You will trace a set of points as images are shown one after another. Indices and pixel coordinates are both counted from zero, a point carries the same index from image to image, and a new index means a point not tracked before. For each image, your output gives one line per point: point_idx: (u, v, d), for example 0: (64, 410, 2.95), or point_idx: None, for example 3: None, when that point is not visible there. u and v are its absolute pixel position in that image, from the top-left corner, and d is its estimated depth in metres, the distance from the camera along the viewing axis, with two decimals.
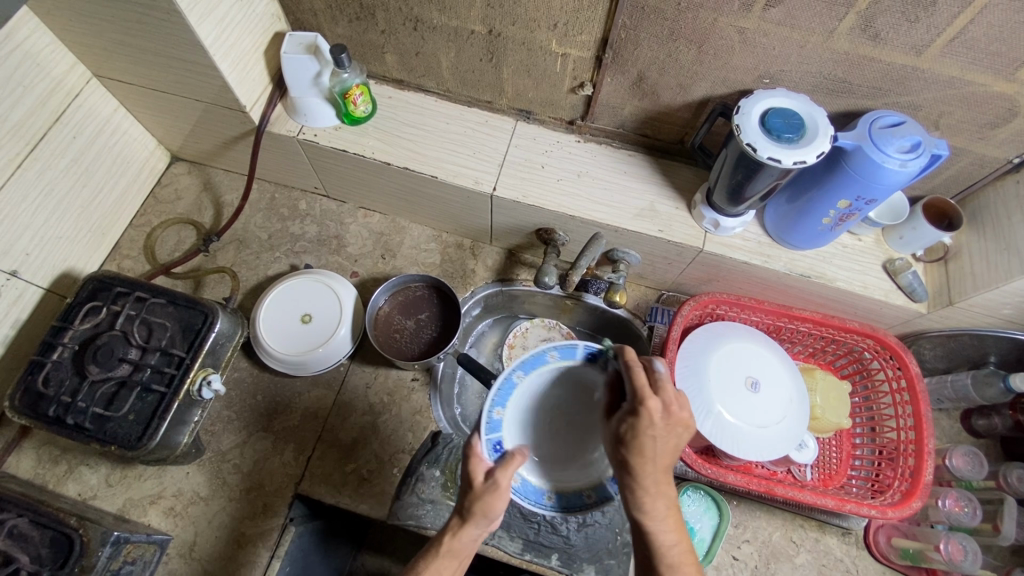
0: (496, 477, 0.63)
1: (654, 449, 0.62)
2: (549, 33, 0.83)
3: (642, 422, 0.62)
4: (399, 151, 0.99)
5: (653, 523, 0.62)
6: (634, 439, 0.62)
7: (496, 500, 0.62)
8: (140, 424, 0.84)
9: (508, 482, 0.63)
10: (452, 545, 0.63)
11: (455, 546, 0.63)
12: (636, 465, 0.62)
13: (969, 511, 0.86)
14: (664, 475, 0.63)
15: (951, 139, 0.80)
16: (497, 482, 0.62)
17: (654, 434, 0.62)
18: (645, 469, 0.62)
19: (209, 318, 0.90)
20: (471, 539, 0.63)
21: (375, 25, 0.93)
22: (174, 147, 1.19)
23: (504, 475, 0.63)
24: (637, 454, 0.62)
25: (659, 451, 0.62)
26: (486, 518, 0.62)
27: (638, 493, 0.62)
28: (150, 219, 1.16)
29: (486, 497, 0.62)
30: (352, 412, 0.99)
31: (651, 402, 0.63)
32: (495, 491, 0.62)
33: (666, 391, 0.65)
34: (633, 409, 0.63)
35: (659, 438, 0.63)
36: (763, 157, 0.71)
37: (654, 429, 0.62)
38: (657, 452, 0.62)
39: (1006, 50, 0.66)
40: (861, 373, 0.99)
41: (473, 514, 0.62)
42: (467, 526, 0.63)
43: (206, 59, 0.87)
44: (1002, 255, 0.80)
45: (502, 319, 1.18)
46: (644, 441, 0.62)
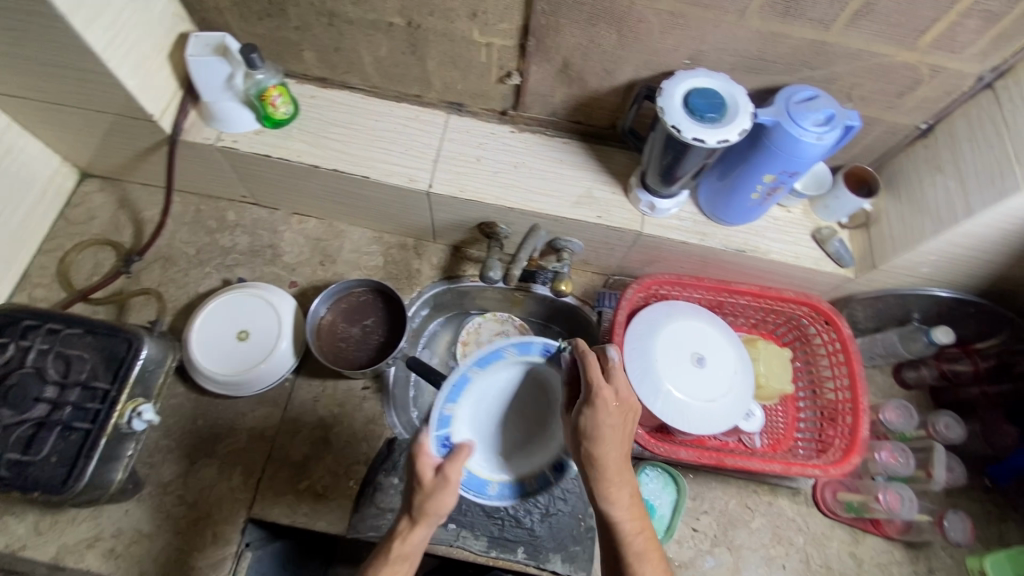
0: (445, 472, 0.64)
1: (610, 436, 0.68)
2: (469, 23, 0.81)
3: (594, 414, 0.68)
4: (327, 152, 0.95)
5: (613, 512, 0.68)
6: (589, 426, 0.68)
7: (445, 498, 0.64)
8: (64, 465, 0.78)
9: (457, 476, 0.64)
10: (406, 549, 0.64)
11: (405, 549, 0.63)
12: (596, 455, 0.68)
13: (902, 461, 0.91)
14: (625, 463, 0.69)
15: (864, 109, 0.83)
16: (447, 477, 0.63)
17: (608, 420, 0.68)
18: (604, 457, 0.68)
19: (134, 345, 0.84)
20: (420, 539, 0.64)
21: (288, 21, 0.88)
22: (82, 163, 1.09)
23: (454, 469, 0.64)
24: (594, 442, 0.68)
25: (613, 434, 0.68)
26: (431, 516, 0.63)
27: (603, 488, 0.67)
28: (62, 243, 1.07)
29: (438, 493, 0.63)
30: (301, 427, 0.96)
31: (604, 391, 0.68)
32: (445, 488, 0.63)
33: (613, 376, 0.71)
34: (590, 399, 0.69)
35: (620, 427, 0.69)
36: (687, 138, 0.72)
37: (607, 414, 0.68)
38: (613, 440, 0.68)
39: (905, 21, 0.69)
40: (800, 339, 1.03)
41: (424, 514, 0.63)
42: (417, 527, 0.64)
43: (100, 67, 0.81)
44: (915, 218, 0.83)
45: (453, 316, 1.16)
46: (604, 428, 0.68)
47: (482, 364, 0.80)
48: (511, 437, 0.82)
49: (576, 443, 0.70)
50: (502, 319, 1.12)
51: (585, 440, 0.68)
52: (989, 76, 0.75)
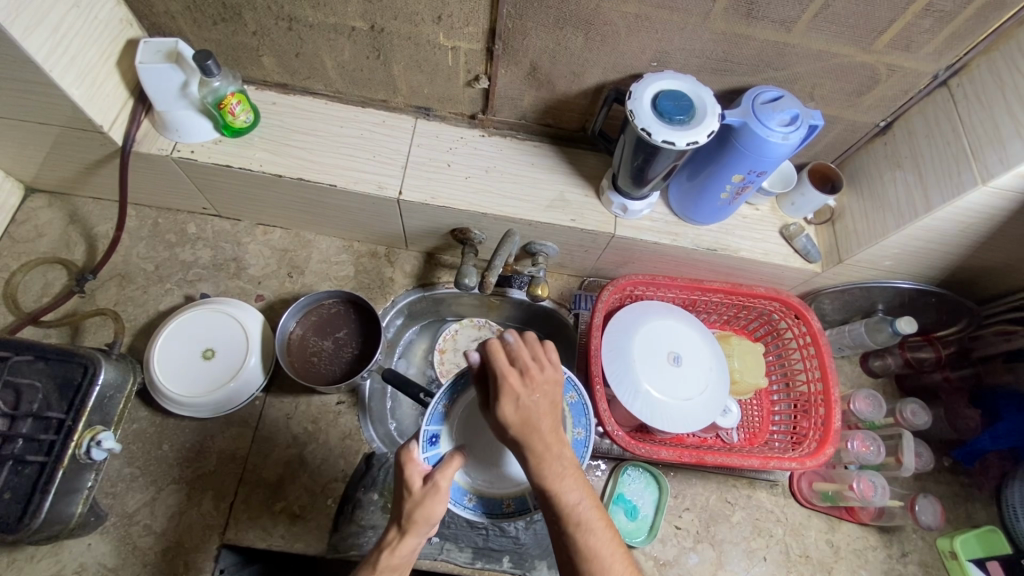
0: (436, 479, 0.64)
1: (537, 416, 0.62)
2: (434, 27, 0.79)
3: (507, 401, 0.62)
4: (291, 161, 0.92)
5: (565, 497, 0.61)
6: (509, 414, 0.61)
7: (432, 506, 0.62)
8: (20, 502, 0.73)
9: (448, 483, 0.64)
10: (395, 561, 0.60)
11: (393, 559, 0.60)
12: (524, 443, 0.61)
13: (874, 450, 0.94)
14: (558, 442, 0.62)
15: (825, 108, 0.85)
16: (438, 484, 0.63)
17: (524, 402, 0.62)
18: (532, 442, 0.61)
19: (90, 370, 0.79)
20: (410, 551, 0.61)
21: (244, 25, 0.84)
22: (26, 177, 1.03)
23: (445, 477, 0.64)
24: (518, 429, 0.61)
25: (533, 415, 0.62)
26: (422, 524, 0.62)
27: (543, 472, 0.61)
28: (7, 263, 1.01)
29: (427, 501, 0.62)
30: (274, 446, 0.92)
31: (510, 373, 0.63)
32: (437, 494, 0.63)
33: (522, 358, 0.65)
34: (501, 385, 0.63)
35: (542, 404, 0.63)
36: (657, 141, 0.72)
37: (519, 398, 0.62)
38: (540, 422, 0.62)
39: (863, 22, 0.70)
40: (772, 333, 1.05)
41: (413, 522, 0.61)
42: (406, 536, 0.61)
43: (42, 77, 0.76)
44: (877, 213, 0.86)
45: (428, 324, 1.14)
46: (518, 414, 0.62)
47: (456, 486, 0.79)
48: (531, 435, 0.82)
49: (499, 436, 0.63)
50: (480, 325, 1.12)
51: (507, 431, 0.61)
52: (944, 74, 0.77)
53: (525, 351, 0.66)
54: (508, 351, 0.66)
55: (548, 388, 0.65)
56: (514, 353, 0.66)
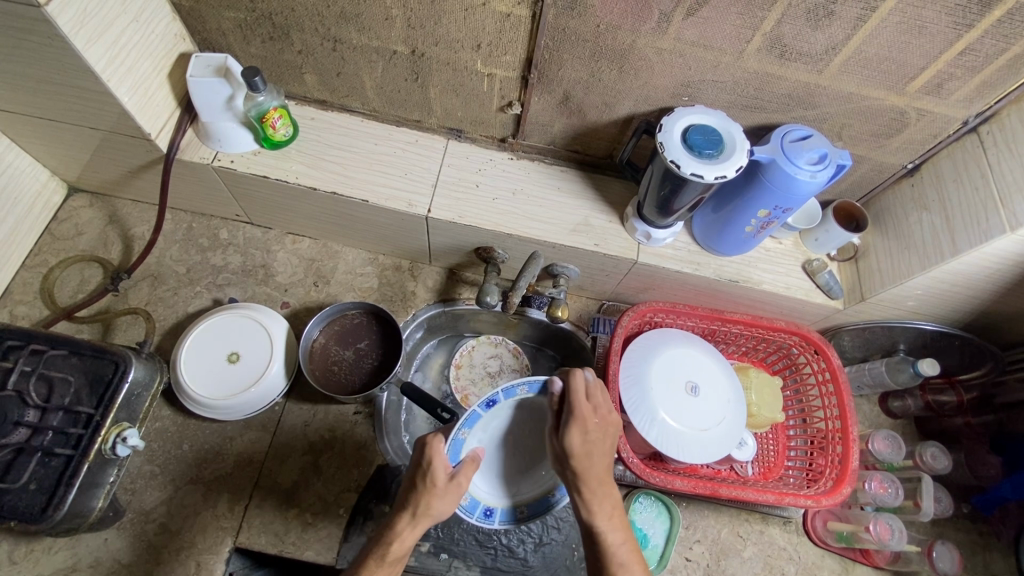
0: (458, 479, 0.69)
1: (596, 454, 0.70)
2: (473, 54, 0.82)
3: (575, 430, 0.69)
4: (326, 175, 0.94)
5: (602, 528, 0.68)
6: (574, 445, 0.69)
7: (441, 500, 0.67)
8: (43, 493, 0.75)
9: (467, 483, 0.70)
10: (400, 552, 0.66)
11: (395, 549, 0.65)
12: (580, 473, 0.69)
13: (892, 492, 0.92)
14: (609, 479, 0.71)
15: (853, 148, 0.86)
16: (460, 483, 0.69)
17: (590, 437, 0.70)
18: (587, 474, 0.69)
19: (122, 367, 0.82)
20: (412, 538, 0.66)
21: (291, 45, 0.88)
22: (70, 177, 1.07)
23: (466, 476, 0.70)
24: (580, 460, 0.69)
25: (595, 451, 0.70)
26: (432, 517, 0.67)
27: (587, 500, 0.69)
28: (47, 259, 1.04)
29: (445, 495, 0.68)
30: (291, 453, 0.94)
31: (583, 408, 0.71)
32: (455, 491, 0.68)
33: (597, 397, 0.72)
34: (571, 415, 0.70)
35: (598, 439, 0.71)
36: (686, 173, 0.73)
37: (588, 433, 0.70)
38: (598, 458, 0.70)
39: (895, 68, 0.72)
40: (790, 367, 1.04)
41: (425, 517, 0.66)
42: (415, 528, 0.66)
43: (100, 87, 0.79)
44: (902, 253, 0.86)
45: (447, 339, 1.15)
46: (582, 447, 0.69)
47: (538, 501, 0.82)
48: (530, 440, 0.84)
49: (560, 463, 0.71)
50: (496, 343, 1.13)
51: (569, 458, 0.69)
52: (975, 120, 0.78)
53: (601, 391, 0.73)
54: (586, 385, 0.73)
55: (612, 429, 0.73)
56: (591, 392, 0.72)
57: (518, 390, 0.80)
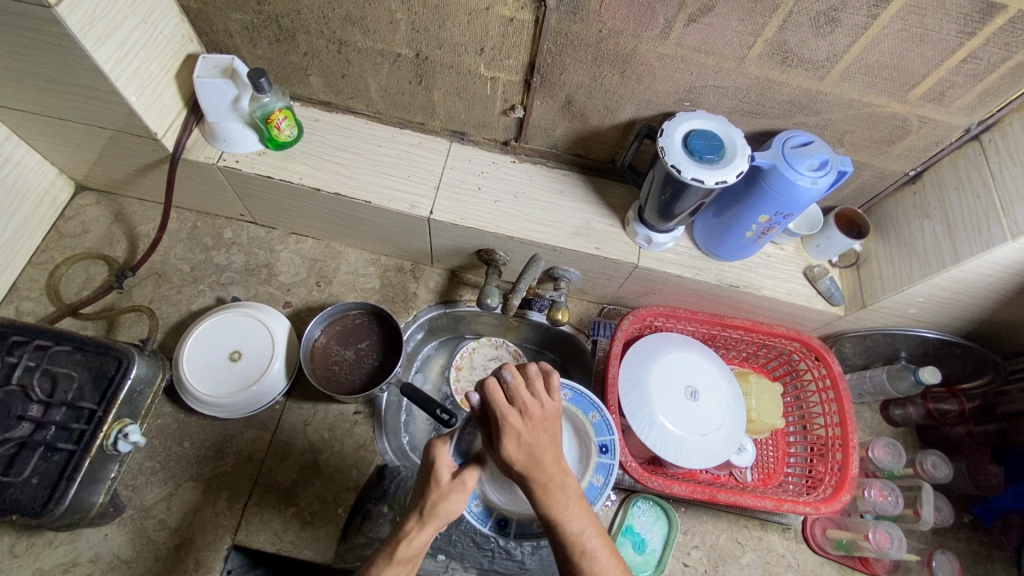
0: (464, 477, 0.63)
1: (541, 452, 0.58)
2: (476, 58, 0.83)
3: (508, 439, 0.57)
4: (330, 176, 0.95)
5: (569, 525, 0.58)
6: (508, 453, 0.57)
7: (453, 501, 0.63)
8: (45, 488, 0.75)
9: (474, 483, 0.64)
10: (412, 552, 0.61)
11: (405, 552, 0.60)
12: (529, 479, 0.57)
13: (892, 500, 0.92)
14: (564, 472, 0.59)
15: (854, 155, 0.86)
16: (466, 482, 0.63)
17: (526, 439, 0.57)
18: (534, 476, 0.57)
19: (125, 363, 0.82)
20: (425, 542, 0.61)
21: (296, 47, 0.89)
22: (77, 176, 1.08)
23: (472, 476, 0.64)
24: (522, 467, 0.57)
25: (538, 449, 0.58)
26: (440, 519, 0.62)
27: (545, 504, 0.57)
28: (53, 256, 1.06)
29: (452, 495, 0.62)
30: (291, 451, 0.94)
31: (509, 412, 0.57)
32: (462, 491, 0.63)
33: (521, 394, 0.59)
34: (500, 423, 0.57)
35: (540, 438, 0.58)
36: (686, 178, 0.74)
37: (522, 436, 0.57)
38: (543, 457, 0.57)
39: (897, 76, 0.72)
40: (791, 373, 1.04)
41: (435, 516, 0.61)
42: (425, 528, 0.61)
43: (108, 86, 0.80)
44: (904, 260, 0.86)
45: (448, 340, 1.15)
46: (520, 452, 0.57)
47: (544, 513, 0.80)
48: None
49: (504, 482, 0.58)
50: (497, 345, 1.12)
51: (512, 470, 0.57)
52: (976, 128, 0.78)
53: (523, 384, 0.59)
54: (507, 387, 0.59)
55: (547, 425, 0.59)
56: (513, 393, 0.59)
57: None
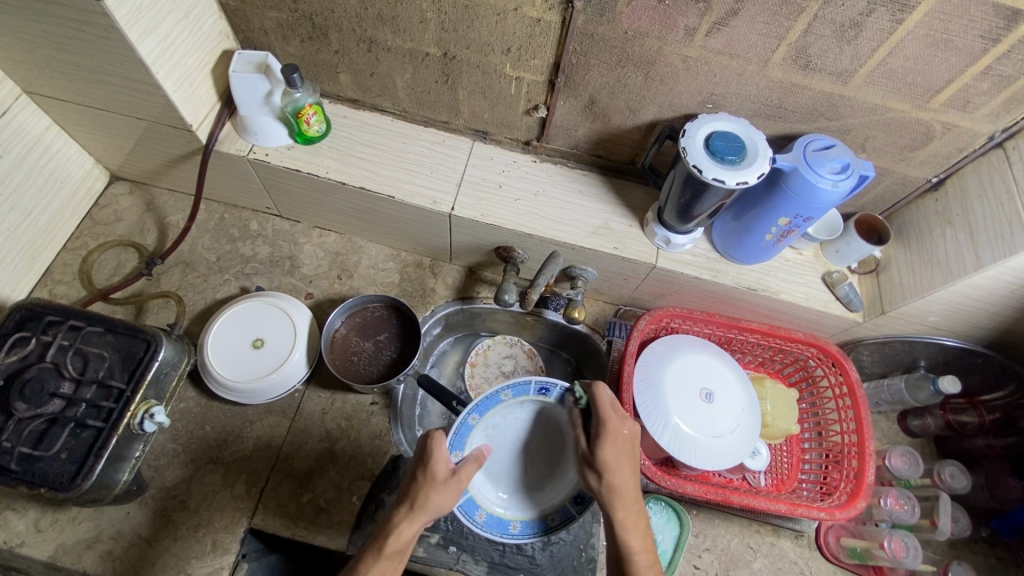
0: (458, 475, 0.70)
1: (619, 465, 0.72)
2: (503, 58, 0.85)
3: (607, 442, 0.72)
4: (355, 170, 0.98)
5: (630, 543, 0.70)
6: (608, 459, 0.71)
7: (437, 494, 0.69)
8: (73, 463, 0.78)
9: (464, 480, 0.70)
10: (399, 545, 0.66)
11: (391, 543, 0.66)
12: (614, 490, 0.71)
13: (908, 509, 0.90)
14: (637, 495, 0.73)
15: (876, 160, 0.86)
16: (458, 479, 0.70)
17: (622, 452, 0.72)
18: (619, 490, 0.71)
19: (153, 346, 0.85)
20: (410, 535, 0.67)
21: (328, 45, 0.92)
22: (113, 166, 1.12)
23: (465, 474, 0.70)
24: (612, 474, 0.71)
25: (621, 463, 0.72)
26: (430, 511, 0.68)
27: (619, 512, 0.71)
28: (87, 242, 1.09)
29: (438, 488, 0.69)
30: (308, 439, 0.96)
31: (613, 422, 0.73)
32: (453, 487, 0.69)
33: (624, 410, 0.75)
34: (602, 428, 0.73)
35: (627, 456, 0.73)
36: (708, 178, 0.74)
37: (619, 447, 0.72)
38: (627, 471, 0.72)
39: (920, 80, 0.72)
40: (807, 380, 1.03)
41: (419, 507, 0.68)
42: (410, 521, 0.67)
43: (148, 78, 0.84)
44: (925, 267, 0.86)
45: (463, 337, 1.16)
46: (609, 457, 0.71)
47: None
48: (525, 455, 0.86)
49: (591, 475, 0.73)
50: (511, 343, 1.13)
51: (601, 470, 0.71)
52: (1000, 136, 0.77)
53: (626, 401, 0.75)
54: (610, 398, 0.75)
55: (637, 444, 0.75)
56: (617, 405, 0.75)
57: (503, 394, 0.83)
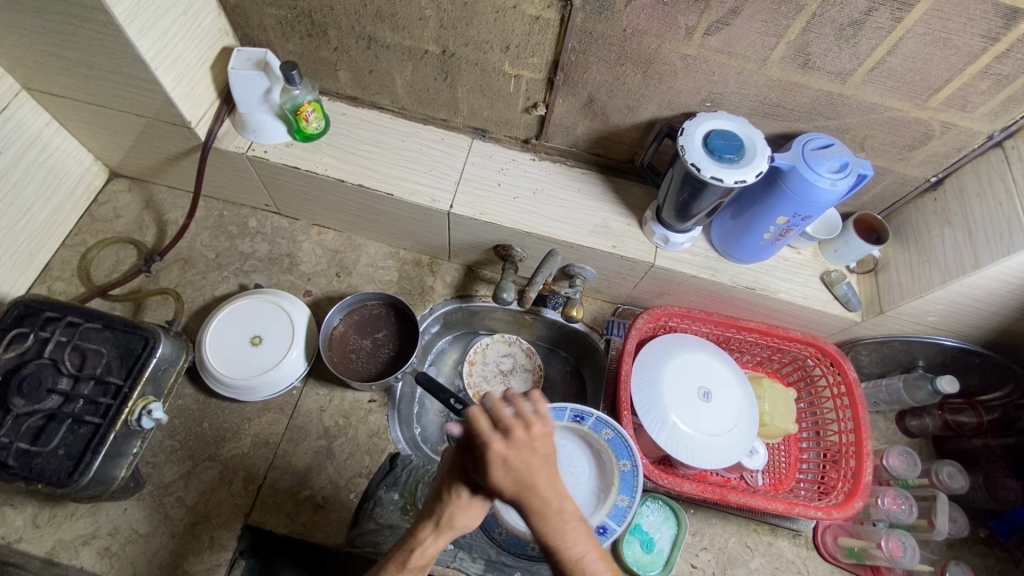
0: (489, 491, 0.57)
1: (532, 476, 0.49)
2: (502, 55, 0.85)
3: (495, 469, 0.49)
4: (354, 168, 0.98)
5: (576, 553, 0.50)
6: (499, 484, 0.49)
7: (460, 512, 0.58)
8: (71, 459, 0.78)
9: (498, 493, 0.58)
10: (424, 560, 0.58)
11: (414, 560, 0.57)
12: (522, 506, 0.49)
13: (905, 509, 0.91)
14: (563, 499, 0.51)
15: (875, 160, 0.86)
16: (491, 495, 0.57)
17: (514, 463, 0.49)
18: (533, 511, 0.49)
19: (151, 342, 0.85)
20: (433, 552, 0.58)
21: (327, 42, 0.92)
22: (112, 163, 1.12)
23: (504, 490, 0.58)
24: (515, 495, 0.49)
25: (533, 472, 0.50)
26: (456, 529, 0.58)
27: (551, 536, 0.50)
28: (85, 238, 1.09)
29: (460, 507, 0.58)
30: (306, 436, 0.96)
31: (493, 441, 0.49)
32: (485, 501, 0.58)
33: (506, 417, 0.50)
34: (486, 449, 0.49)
35: (534, 458, 0.50)
36: (706, 176, 0.74)
37: (508, 462, 0.49)
38: (536, 481, 0.49)
39: (919, 79, 0.72)
40: (805, 379, 1.03)
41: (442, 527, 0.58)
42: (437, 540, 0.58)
43: (147, 74, 0.84)
44: (923, 266, 0.85)
45: (462, 335, 1.16)
46: (508, 479, 0.49)
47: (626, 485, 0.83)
48: None
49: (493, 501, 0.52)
50: (510, 342, 1.14)
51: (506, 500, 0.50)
52: (1000, 135, 0.77)
53: (508, 408, 0.51)
54: (489, 411, 0.51)
55: (538, 443, 0.50)
56: (495, 413, 0.51)
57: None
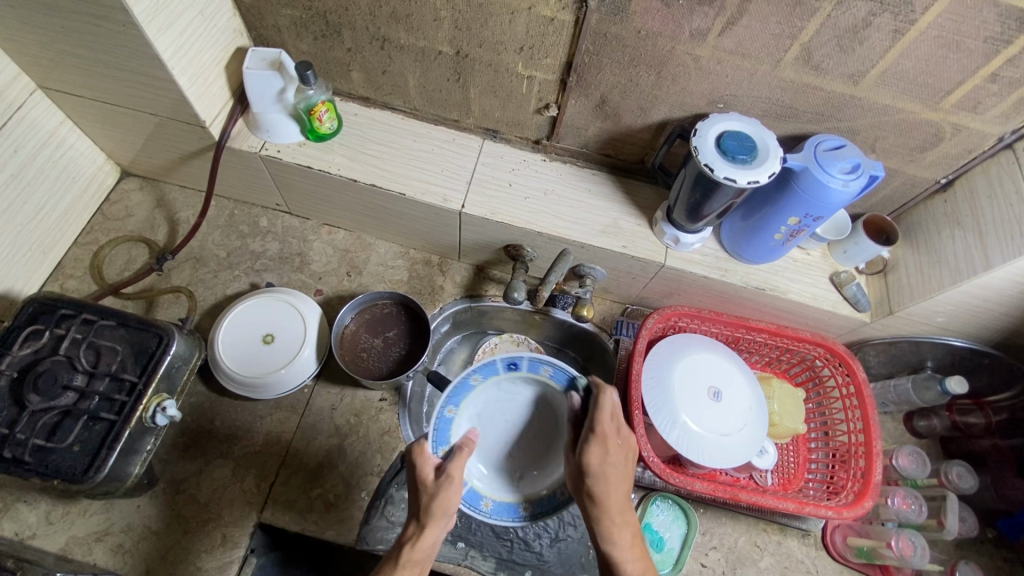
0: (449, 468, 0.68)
1: (617, 477, 0.71)
2: (515, 56, 0.85)
3: (596, 447, 0.70)
4: (366, 168, 0.98)
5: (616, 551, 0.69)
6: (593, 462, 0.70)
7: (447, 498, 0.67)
8: (87, 455, 0.78)
9: (460, 473, 0.68)
10: (422, 553, 0.65)
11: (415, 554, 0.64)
12: (595, 487, 0.70)
13: (915, 508, 0.91)
14: (626, 503, 0.71)
15: (885, 162, 0.87)
16: (452, 473, 0.68)
17: (609, 458, 0.70)
18: (604, 496, 0.70)
19: (165, 340, 0.85)
20: (430, 544, 0.65)
21: (341, 43, 0.93)
22: (124, 162, 1.13)
23: (455, 467, 0.68)
24: (597, 480, 0.70)
25: (613, 472, 0.70)
26: (441, 516, 0.66)
27: (604, 521, 0.69)
28: (97, 236, 1.10)
29: (443, 492, 0.67)
30: (318, 434, 0.96)
31: (604, 426, 0.72)
32: (450, 483, 0.67)
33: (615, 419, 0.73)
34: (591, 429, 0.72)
35: (618, 460, 0.72)
36: (719, 177, 0.75)
37: (607, 453, 0.71)
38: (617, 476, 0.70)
39: (931, 81, 0.73)
40: (813, 380, 1.04)
41: (432, 515, 0.65)
42: (426, 530, 0.65)
43: (164, 74, 0.85)
44: (934, 267, 0.86)
45: (470, 335, 1.17)
46: (601, 466, 0.70)
47: None
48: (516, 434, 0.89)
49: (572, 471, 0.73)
50: (518, 341, 1.16)
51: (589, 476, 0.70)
52: (1011, 137, 0.78)
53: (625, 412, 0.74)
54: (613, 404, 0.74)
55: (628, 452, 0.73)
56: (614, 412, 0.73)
57: (473, 378, 0.84)
